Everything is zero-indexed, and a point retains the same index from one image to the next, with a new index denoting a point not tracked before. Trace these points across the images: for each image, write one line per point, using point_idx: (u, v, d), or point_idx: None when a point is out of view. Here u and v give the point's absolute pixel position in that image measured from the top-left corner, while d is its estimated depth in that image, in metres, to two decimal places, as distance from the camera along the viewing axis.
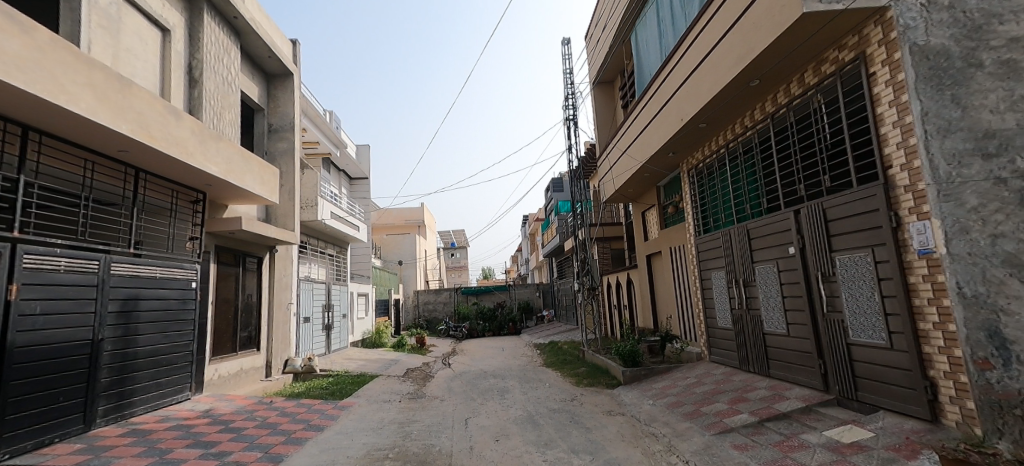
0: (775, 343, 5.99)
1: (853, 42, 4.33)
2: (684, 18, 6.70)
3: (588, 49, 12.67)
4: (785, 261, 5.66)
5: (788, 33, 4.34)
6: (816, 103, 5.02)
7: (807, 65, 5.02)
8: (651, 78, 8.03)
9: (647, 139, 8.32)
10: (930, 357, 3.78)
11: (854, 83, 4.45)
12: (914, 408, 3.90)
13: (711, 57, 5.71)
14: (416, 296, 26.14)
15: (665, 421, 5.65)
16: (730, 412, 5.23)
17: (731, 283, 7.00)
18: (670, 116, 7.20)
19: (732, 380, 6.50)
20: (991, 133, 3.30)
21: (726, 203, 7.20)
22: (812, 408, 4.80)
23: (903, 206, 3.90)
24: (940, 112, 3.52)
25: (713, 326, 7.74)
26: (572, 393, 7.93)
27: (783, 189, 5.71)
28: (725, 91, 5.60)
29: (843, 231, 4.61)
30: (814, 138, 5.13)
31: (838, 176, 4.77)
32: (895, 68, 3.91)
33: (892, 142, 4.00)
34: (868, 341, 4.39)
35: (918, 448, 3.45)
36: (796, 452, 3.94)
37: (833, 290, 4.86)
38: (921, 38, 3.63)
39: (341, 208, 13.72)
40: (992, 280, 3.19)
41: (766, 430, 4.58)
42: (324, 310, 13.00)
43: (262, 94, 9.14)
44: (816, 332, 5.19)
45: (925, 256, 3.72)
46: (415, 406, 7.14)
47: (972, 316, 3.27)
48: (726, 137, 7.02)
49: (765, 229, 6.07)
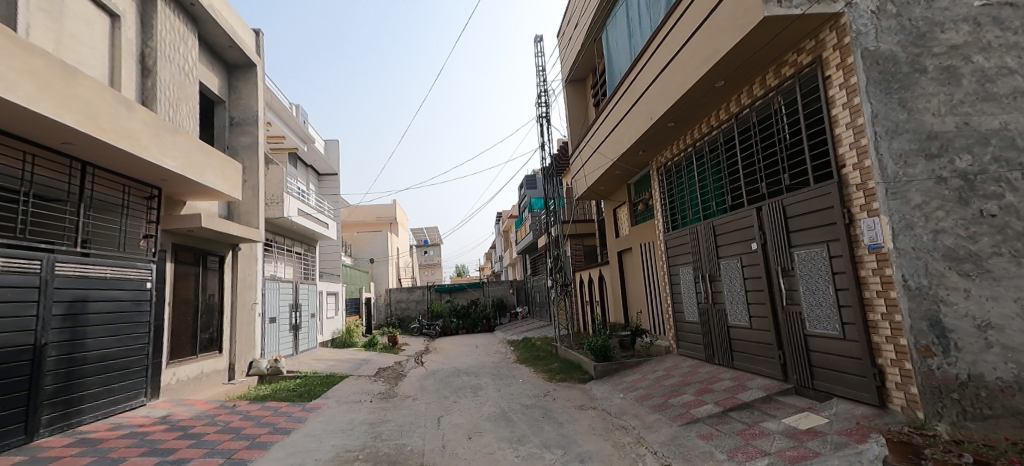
0: (739, 335, 6.19)
1: (811, 46, 4.50)
2: (651, 20, 6.84)
3: (561, 46, 12.73)
4: (749, 256, 5.86)
5: (750, 37, 4.47)
6: (777, 104, 5.20)
7: (769, 67, 5.19)
8: (621, 77, 8.17)
9: (618, 136, 8.44)
10: (878, 346, 3.99)
11: (811, 85, 4.62)
12: (863, 394, 4.11)
13: (679, 57, 5.82)
14: (388, 294, 25.74)
15: (635, 414, 5.77)
16: (696, 403, 5.40)
17: (698, 278, 7.19)
18: (640, 114, 7.33)
19: (698, 373, 6.69)
20: (934, 135, 3.61)
21: (694, 200, 7.38)
22: (772, 397, 5.01)
23: (855, 203, 4.10)
24: (889, 114, 3.73)
25: (681, 320, 7.95)
26: (545, 389, 8.01)
27: (747, 186, 5.91)
28: (692, 90, 5.72)
29: (801, 228, 4.82)
30: (774, 138, 5.33)
31: (797, 174, 4.95)
32: (848, 71, 4.08)
33: (845, 142, 4.20)
34: (823, 332, 4.60)
35: (867, 432, 3.65)
36: (756, 439, 4.10)
37: (792, 284, 5.06)
38: (871, 43, 3.86)
39: (308, 204, 13.37)
40: (934, 272, 3.47)
41: (730, 419, 4.76)
42: (292, 310, 12.65)
43: (223, 85, 8.77)
44: (776, 324, 5.40)
45: (874, 250, 3.92)
46: (387, 405, 7.05)
47: (916, 307, 3.50)
48: (694, 136, 7.20)
49: (729, 226, 6.25)
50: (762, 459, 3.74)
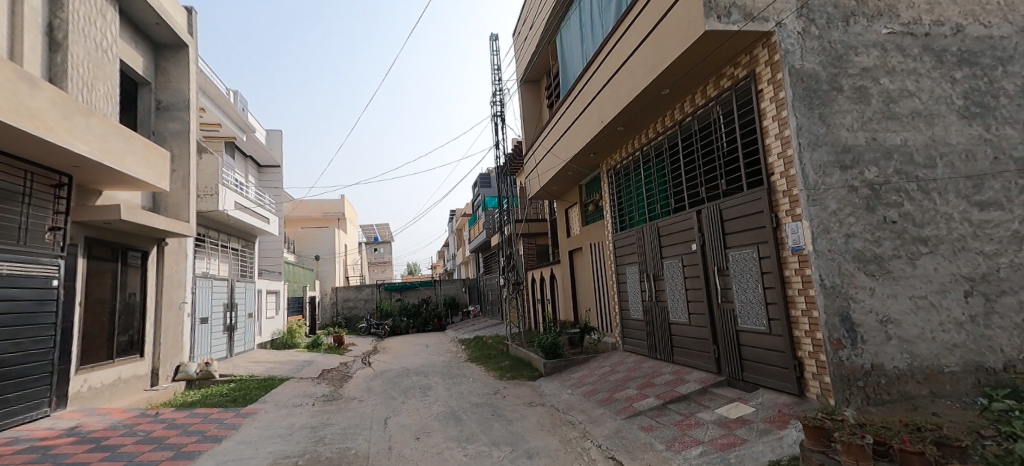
0: (679, 332, 6.51)
1: (746, 61, 4.81)
2: (603, 26, 7.03)
3: (516, 46, 12.80)
4: (689, 257, 6.18)
5: (692, 49, 4.69)
6: (716, 113, 5.51)
7: (709, 78, 5.49)
8: (573, 80, 8.35)
9: (570, 138, 8.62)
10: (798, 340, 4.33)
11: (746, 97, 4.94)
12: (785, 384, 4.45)
13: (628, 65, 6.02)
14: (334, 293, 24.80)
15: (581, 409, 5.94)
16: (638, 397, 5.64)
17: (643, 277, 7.49)
18: (592, 117, 7.52)
19: (641, 368, 6.97)
20: (848, 148, 4.11)
21: (641, 202, 7.68)
22: (707, 389, 5.32)
23: (782, 209, 4.42)
24: (811, 128, 4.11)
25: (626, 318, 8.26)
26: (494, 387, 8.04)
27: (689, 190, 6.22)
28: (640, 97, 5.93)
29: (735, 230, 5.14)
30: (713, 145, 5.64)
31: (733, 180, 5.27)
32: (777, 86, 4.37)
33: (774, 151, 4.49)
34: (753, 327, 4.94)
35: (787, 418, 3.97)
36: (692, 429, 4.35)
37: (727, 283, 5.39)
38: (797, 62, 4.22)
39: (247, 198, 12.62)
40: (845, 272, 3.93)
41: (668, 411, 5.01)
42: (226, 310, 11.89)
43: (148, 66, 8.09)
44: (712, 321, 5.74)
45: (797, 252, 4.21)
46: (330, 408, 6.81)
47: (831, 303, 3.90)
48: (641, 141, 7.48)
49: (672, 228, 6.56)
50: (696, 447, 3.96)
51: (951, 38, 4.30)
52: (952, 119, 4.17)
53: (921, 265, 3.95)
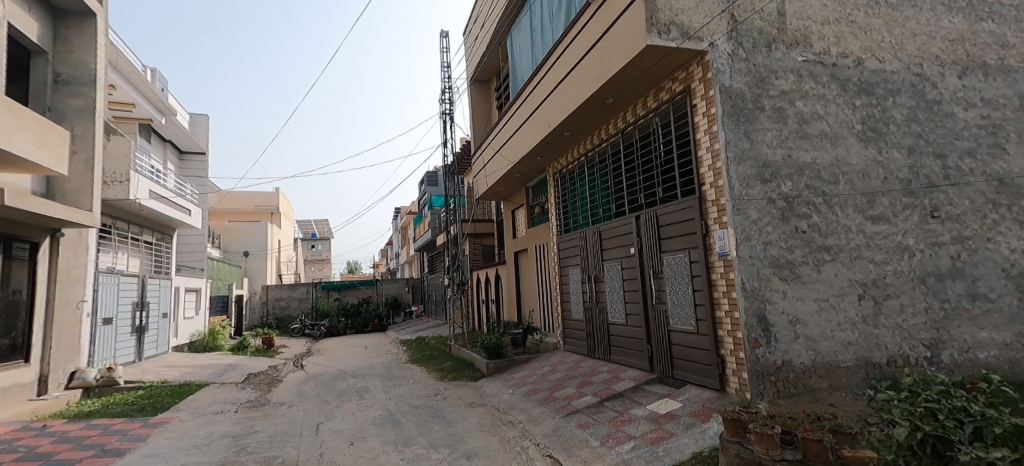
0: (616, 331, 6.76)
1: (683, 76, 5.10)
2: (553, 32, 7.16)
3: (466, 45, 12.73)
4: (627, 260, 6.44)
5: (634, 61, 4.90)
6: (655, 124, 5.80)
7: (650, 90, 5.76)
8: (523, 83, 8.45)
9: (518, 140, 8.71)
10: (721, 339, 4.64)
11: (682, 111, 5.24)
12: (709, 380, 4.77)
13: (576, 72, 6.18)
14: (265, 291, 23.39)
15: (522, 408, 6.02)
16: (577, 395, 5.81)
17: (585, 279, 7.71)
18: (540, 121, 7.64)
19: (580, 367, 7.17)
20: (768, 163, 4.48)
21: (584, 206, 7.91)
22: (640, 386, 5.59)
23: (711, 217, 4.72)
24: (737, 143, 4.44)
25: (568, 318, 8.48)
26: (435, 388, 7.95)
27: (629, 196, 6.49)
28: (585, 103, 6.11)
29: (670, 235, 5.43)
30: (652, 154, 5.93)
31: (668, 188, 5.56)
32: (709, 102, 4.67)
33: (705, 163, 4.79)
34: (683, 327, 5.24)
35: (710, 412, 4.26)
36: (625, 425, 4.55)
37: (661, 285, 5.69)
38: (726, 81, 4.54)
39: (164, 186, 11.58)
40: (763, 277, 4.28)
41: (604, 408, 5.21)
42: (135, 309, 10.84)
43: (45, 33, 7.19)
44: (647, 321, 6.01)
45: (723, 257, 4.52)
46: (255, 415, 6.41)
47: (750, 305, 4.23)
48: (586, 146, 7.70)
49: (613, 231, 6.81)
50: (628, 442, 4.14)
51: (853, 70, 4.86)
52: (853, 142, 4.72)
53: (824, 271, 4.42)
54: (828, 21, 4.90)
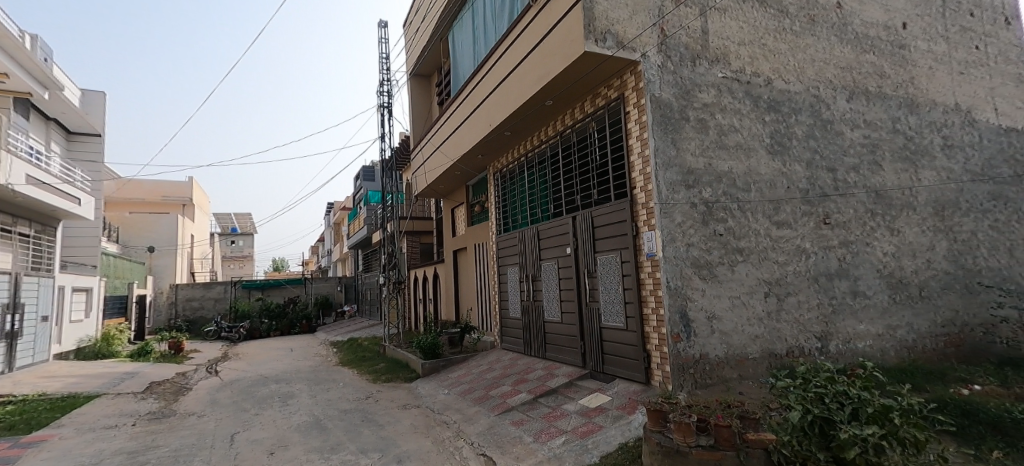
0: (552, 329, 6.94)
1: (617, 84, 5.34)
2: (496, 31, 7.19)
3: (407, 37, 12.43)
4: (563, 260, 6.63)
5: (572, 67, 5.04)
6: (591, 129, 6.02)
7: (587, 95, 5.97)
8: (464, 81, 8.40)
9: (459, 138, 8.65)
10: (647, 335, 4.91)
11: (616, 117, 5.47)
12: (636, 374, 5.02)
13: (517, 73, 6.25)
14: (175, 291, 21.38)
15: (457, 408, 6.00)
16: (512, 393, 5.89)
17: (523, 278, 7.83)
18: (481, 120, 7.64)
19: (516, 365, 7.27)
20: (691, 171, 4.81)
21: (523, 206, 8.02)
22: (573, 382, 5.77)
23: (640, 219, 4.97)
24: (663, 150, 4.73)
25: (505, 317, 8.56)
26: (367, 391, 7.69)
27: (566, 197, 6.68)
28: (525, 105, 6.19)
29: (604, 236, 5.65)
30: (588, 157, 6.14)
31: (603, 191, 5.79)
32: (641, 110, 4.91)
33: (636, 168, 5.03)
34: (613, 325, 5.48)
35: (635, 404, 4.50)
36: (558, 420, 4.68)
37: (594, 284, 5.91)
38: (656, 91, 4.81)
39: (47, 171, 10.17)
40: (685, 276, 4.59)
41: (538, 405, 5.33)
42: (5, 313, 9.43)
43: None
44: (581, 319, 6.22)
45: (650, 258, 4.78)
46: (158, 428, 5.84)
47: (673, 302, 4.52)
48: (526, 147, 7.82)
49: (551, 232, 6.98)
50: (559, 437, 4.28)
51: (764, 88, 5.35)
52: (762, 153, 5.21)
53: (737, 270, 4.84)
54: (744, 42, 5.35)
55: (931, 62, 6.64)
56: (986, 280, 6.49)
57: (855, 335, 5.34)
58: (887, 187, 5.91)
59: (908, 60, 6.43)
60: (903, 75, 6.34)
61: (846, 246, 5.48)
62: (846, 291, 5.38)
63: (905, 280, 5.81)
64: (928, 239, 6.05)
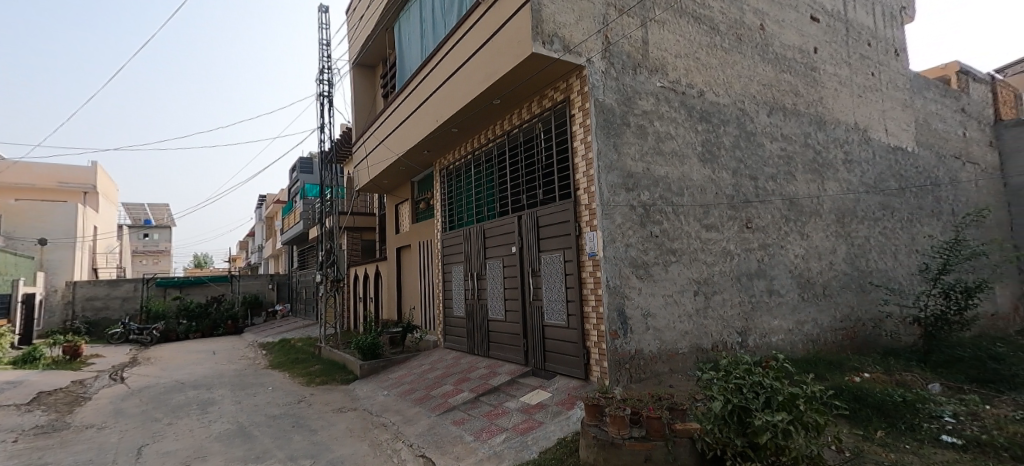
0: (496, 328, 6.97)
1: (564, 87, 5.44)
2: (445, 25, 7.08)
3: (350, 25, 11.95)
4: (508, 258, 6.67)
5: (519, 67, 5.06)
6: (538, 130, 6.10)
7: (534, 96, 6.04)
8: (411, 74, 8.21)
9: (404, 133, 8.44)
10: (587, 332, 5.05)
11: (562, 119, 5.58)
12: (576, 370, 5.16)
13: (465, 69, 6.19)
14: (73, 288, 19.08)
15: (396, 410, 5.87)
16: (454, 392, 5.85)
17: (467, 276, 7.79)
18: (427, 115, 7.50)
19: (459, 364, 7.24)
20: (631, 174, 5.02)
21: (470, 204, 7.98)
22: (515, 379, 5.83)
23: (583, 219, 5.10)
24: (605, 154, 4.89)
25: (448, 315, 8.48)
26: (299, 395, 7.32)
27: (512, 196, 6.73)
28: (473, 102, 6.15)
29: (548, 235, 5.75)
30: (534, 157, 6.22)
31: (548, 191, 5.89)
32: (585, 113, 5.02)
33: (579, 170, 5.15)
34: (555, 322, 5.59)
35: (574, 400, 4.62)
36: (499, 418, 4.72)
37: (538, 283, 5.99)
38: (600, 96, 4.97)
39: None
40: (623, 275, 4.78)
41: (480, 403, 5.34)
42: None
43: None
44: (524, 317, 6.30)
45: (591, 257, 4.91)
46: (49, 443, 5.21)
47: (612, 301, 4.69)
48: (474, 145, 7.78)
49: (497, 230, 7.00)
50: (500, 435, 4.31)
51: (697, 99, 5.69)
52: (695, 161, 5.54)
53: (670, 270, 5.12)
54: (680, 55, 5.66)
55: (837, 84, 7.39)
56: (876, 281, 7.34)
57: (770, 330, 5.83)
58: (800, 196, 6.50)
59: (818, 81, 7.12)
60: (815, 94, 7.01)
61: (764, 248, 5.97)
62: (763, 289, 5.86)
63: (812, 280, 6.42)
64: (831, 243, 6.73)
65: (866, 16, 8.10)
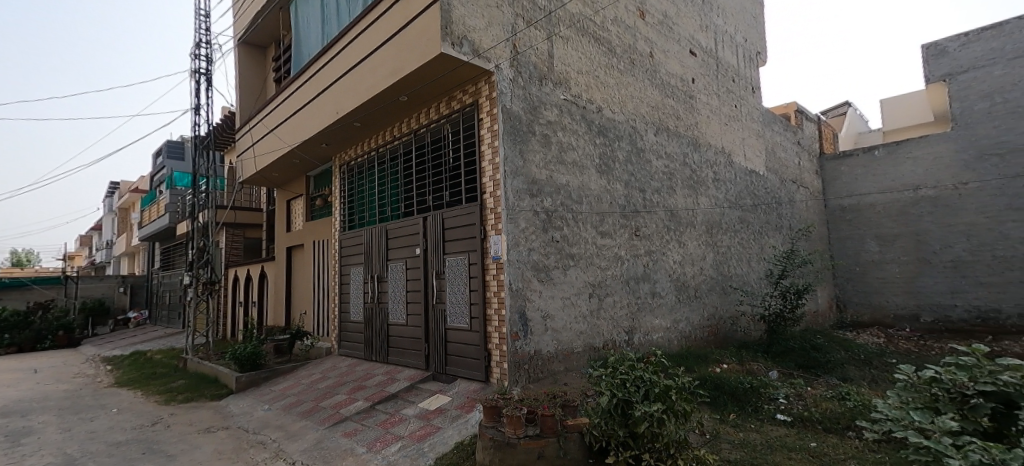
0: (396, 332, 6.73)
1: (472, 90, 5.49)
2: (349, 13, 6.69)
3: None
4: (412, 260, 6.50)
5: (427, 66, 4.98)
6: (446, 131, 6.05)
7: (443, 97, 5.99)
8: (308, 60, 7.61)
9: (299, 123, 7.78)
10: (489, 334, 5.11)
11: (470, 122, 5.61)
12: (477, 373, 5.18)
13: (369, 62, 5.92)
14: None
15: (278, 425, 5.37)
16: (346, 402, 5.52)
17: (367, 279, 7.42)
18: (326, 106, 7.00)
19: (354, 372, 6.85)
20: (535, 181, 5.22)
21: (372, 203, 7.62)
22: (414, 385, 5.69)
23: (488, 223, 5.16)
24: (511, 160, 5.02)
25: (344, 321, 7.99)
26: (155, 416, 6.32)
27: (418, 197, 6.57)
28: (377, 97, 5.89)
29: (454, 238, 5.72)
30: (441, 158, 6.15)
31: (455, 193, 5.87)
32: (492, 118, 5.10)
33: (486, 174, 5.21)
34: (458, 326, 5.57)
35: (474, 403, 4.65)
36: (394, 426, 4.56)
37: (442, 285, 5.92)
38: (507, 103, 5.10)
39: None
40: (525, 279, 4.93)
41: (375, 412, 5.10)
42: None
43: None
44: (426, 320, 6.18)
45: (495, 261, 4.97)
46: None
47: (513, 303, 4.82)
48: (378, 141, 7.46)
49: (401, 231, 6.78)
50: (395, 443, 4.17)
51: (596, 115, 6.13)
52: (593, 172, 5.95)
53: (569, 274, 5.42)
54: (582, 71, 6.05)
55: (709, 112, 8.48)
56: (735, 284, 8.53)
57: (652, 328, 6.47)
58: (678, 208, 7.32)
59: (695, 108, 8.10)
60: (692, 119, 7.97)
61: (649, 254, 6.60)
62: (647, 291, 6.47)
63: (686, 283, 7.26)
64: (702, 250, 7.68)
65: (731, 56, 9.44)
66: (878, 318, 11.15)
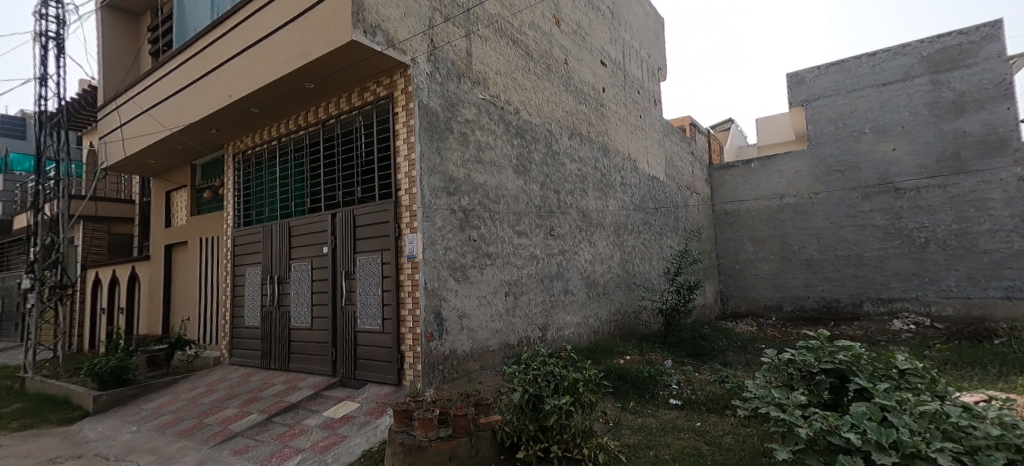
0: (298, 337, 6.22)
1: (387, 82, 5.25)
2: None
3: None
4: (318, 259, 6.05)
5: (337, 53, 4.66)
6: (358, 123, 5.72)
7: (355, 87, 5.65)
8: (195, 34, 6.72)
9: (182, 105, 6.85)
10: (402, 336, 4.92)
11: (384, 115, 5.37)
12: (389, 376, 4.97)
13: (269, 43, 5.39)
14: None
15: (150, 448, 4.68)
16: (238, 417, 4.98)
17: (265, 279, 6.76)
18: (216, 87, 6.24)
19: (248, 382, 6.20)
20: (452, 179, 5.15)
21: (272, 197, 6.97)
22: (318, 393, 5.30)
23: (403, 221, 4.97)
24: (428, 157, 4.90)
25: (236, 326, 7.20)
26: None
27: (326, 192, 6.14)
28: (278, 82, 5.38)
29: (366, 236, 5.43)
30: (352, 151, 5.81)
31: (367, 190, 5.58)
32: (408, 113, 4.92)
33: (401, 170, 5.02)
34: (369, 328, 5.30)
35: (384, 408, 4.45)
36: (294, 439, 4.20)
37: (352, 286, 5.59)
38: (424, 98, 4.96)
39: None
40: (440, 278, 4.84)
41: (272, 425, 4.67)
42: None
43: None
44: (333, 323, 5.78)
45: (410, 260, 4.81)
46: None
47: (428, 303, 4.70)
48: (279, 130, 6.83)
49: (305, 228, 6.28)
50: (295, 457, 3.85)
51: (514, 116, 6.21)
52: (510, 172, 6.02)
53: (486, 272, 5.43)
54: (500, 72, 6.10)
55: (617, 120, 9.04)
56: (637, 281, 9.21)
57: (564, 324, 6.73)
58: (589, 209, 7.70)
59: (605, 115, 8.57)
60: (602, 126, 8.43)
61: (562, 253, 6.86)
62: (560, 289, 6.72)
63: (596, 280, 7.67)
64: (609, 250, 8.17)
65: (637, 69, 10.15)
66: (751, 309, 12.74)
